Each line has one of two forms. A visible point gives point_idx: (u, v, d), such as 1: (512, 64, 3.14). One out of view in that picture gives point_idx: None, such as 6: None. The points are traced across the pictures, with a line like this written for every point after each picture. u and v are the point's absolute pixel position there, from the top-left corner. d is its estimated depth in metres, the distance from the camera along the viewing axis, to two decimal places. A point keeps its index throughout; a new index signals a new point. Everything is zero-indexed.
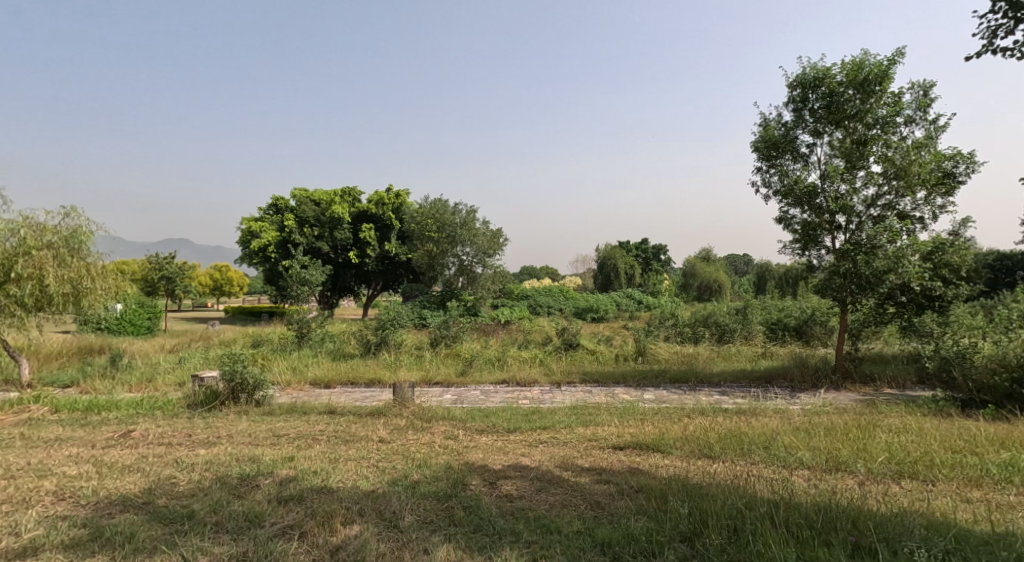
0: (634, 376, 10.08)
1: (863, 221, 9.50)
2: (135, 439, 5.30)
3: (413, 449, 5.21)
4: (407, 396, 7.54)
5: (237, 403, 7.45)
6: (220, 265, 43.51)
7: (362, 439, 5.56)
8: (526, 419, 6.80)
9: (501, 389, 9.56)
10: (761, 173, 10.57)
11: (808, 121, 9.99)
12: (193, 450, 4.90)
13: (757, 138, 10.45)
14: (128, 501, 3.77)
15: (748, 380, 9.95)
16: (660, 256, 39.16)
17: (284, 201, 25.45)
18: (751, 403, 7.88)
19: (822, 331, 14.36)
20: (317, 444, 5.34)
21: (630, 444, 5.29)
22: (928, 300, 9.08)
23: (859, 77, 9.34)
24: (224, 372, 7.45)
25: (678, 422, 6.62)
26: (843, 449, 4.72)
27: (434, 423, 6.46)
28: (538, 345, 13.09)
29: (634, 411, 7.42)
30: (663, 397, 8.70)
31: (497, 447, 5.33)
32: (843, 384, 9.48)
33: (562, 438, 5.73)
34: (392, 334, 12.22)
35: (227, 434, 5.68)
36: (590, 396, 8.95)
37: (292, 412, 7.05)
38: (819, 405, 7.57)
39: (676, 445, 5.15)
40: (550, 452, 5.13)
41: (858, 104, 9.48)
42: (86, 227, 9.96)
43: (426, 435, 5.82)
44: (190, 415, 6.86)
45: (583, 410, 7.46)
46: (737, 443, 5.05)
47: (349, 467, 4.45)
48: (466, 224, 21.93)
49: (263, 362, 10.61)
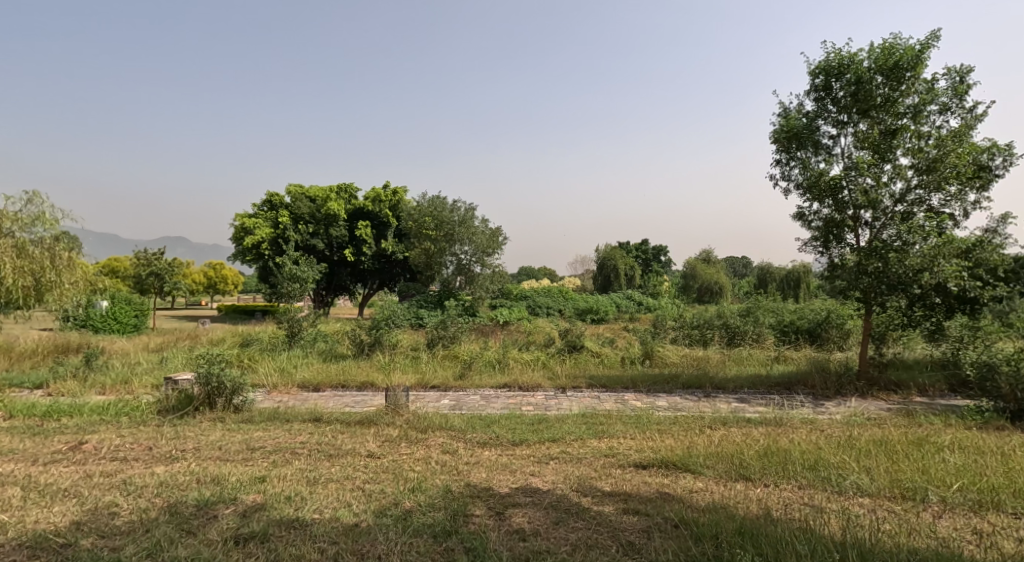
0: (644, 381, 9.42)
1: (892, 217, 8.83)
2: (84, 453, 4.62)
3: (406, 466, 4.52)
4: (401, 401, 6.85)
5: (213, 409, 6.78)
6: (214, 263, 42.76)
7: (346, 454, 4.86)
8: (532, 429, 6.13)
9: (502, 394, 8.91)
10: (780, 165, 9.92)
11: (831, 111, 9.32)
12: (148, 467, 4.22)
13: (777, 129, 9.76)
14: (49, 542, 3.11)
15: (766, 386, 9.27)
16: (660, 258, 38.59)
17: (279, 197, 24.78)
18: (776, 412, 7.23)
19: (838, 334, 13.73)
20: (295, 459, 4.66)
21: (655, 462, 4.61)
22: (960, 302, 8.41)
23: (889, 63, 8.70)
24: (199, 375, 6.77)
25: (702, 434, 5.95)
26: (904, 471, 4.06)
27: (430, 433, 5.79)
28: (541, 347, 12.42)
29: (649, 420, 6.75)
30: (677, 405, 8.04)
31: (502, 464, 4.65)
32: (868, 391, 8.84)
33: (576, 453, 5.05)
34: (386, 335, 11.53)
35: (194, 447, 4.99)
36: (598, 403, 8.30)
37: (274, 419, 6.38)
38: (851, 415, 6.90)
39: (707, 463, 4.48)
40: (563, 471, 4.46)
41: (888, 91, 8.83)
42: (50, 215, 9.36)
43: (421, 449, 5.14)
44: (161, 423, 6.18)
45: (594, 419, 6.78)
46: (780, 462, 4.38)
47: (328, 490, 3.77)
48: (466, 222, 21.24)
49: (248, 364, 9.93)
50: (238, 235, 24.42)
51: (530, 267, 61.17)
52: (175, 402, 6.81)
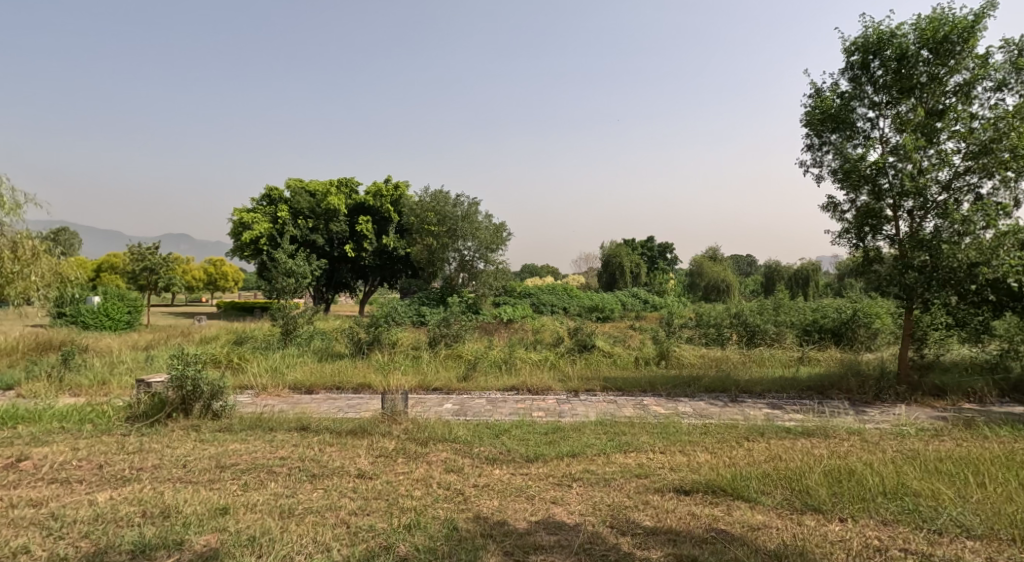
0: (663, 384, 8.67)
1: (939, 206, 8.04)
2: (20, 473, 3.95)
3: (402, 491, 3.82)
4: (398, 408, 6.10)
5: (189, 416, 6.05)
6: (213, 260, 42.16)
7: (332, 473, 4.14)
8: (547, 441, 5.37)
9: (511, 397, 8.16)
10: (811, 151, 9.17)
11: (871, 90, 8.53)
12: (90, 490, 3.55)
13: (809, 110, 8.96)
14: None
15: (797, 389, 8.48)
16: (666, 256, 37.72)
17: (277, 191, 24.05)
18: (818, 420, 6.45)
19: (865, 334, 12.93)
20: (271, 479, 3.98)
21: (698, 485, 3.88)
22: (1015, 299, 7.65)
23: (937, 35, 7.94)
24: (171, 378, 6.04)
25: (742, 448, 5.20)
26: (1002, 505, 3.38)
27: (432, 447, 5.03)
28: (549, 347, 11.66)
29: (677, 430, 5.97)
30: (703, 411, 7.30)
31: (518, 488, 3.92)
32: (910, 397, 8.05)
33: (602, 472, 4.30)
34: (386, 333, 10.83)
35: (154, 463, 4.27)
36: (617, 408, 7.55)
37: (257, 428, 5.67)
38: (901, 425, 6.14)
39: (762, 489, 3.75)
40: (590, 497, 3.74)
41: (934, 69, 8.08)
42: (11, 198, 9.12)
43: (420, 466, 4.41)
44: (129, 432, 5.48)
45: (614, 428, 6.01)
46: (850, 485, 3.67)
47: (302, 527, 3.14)
48: (468, 216, 20.49)
49: (236, 363, 9.21)
50: (235, 230, 23.65)
51: (532, 266, 60.30)
52: (146, 408, 6.06)
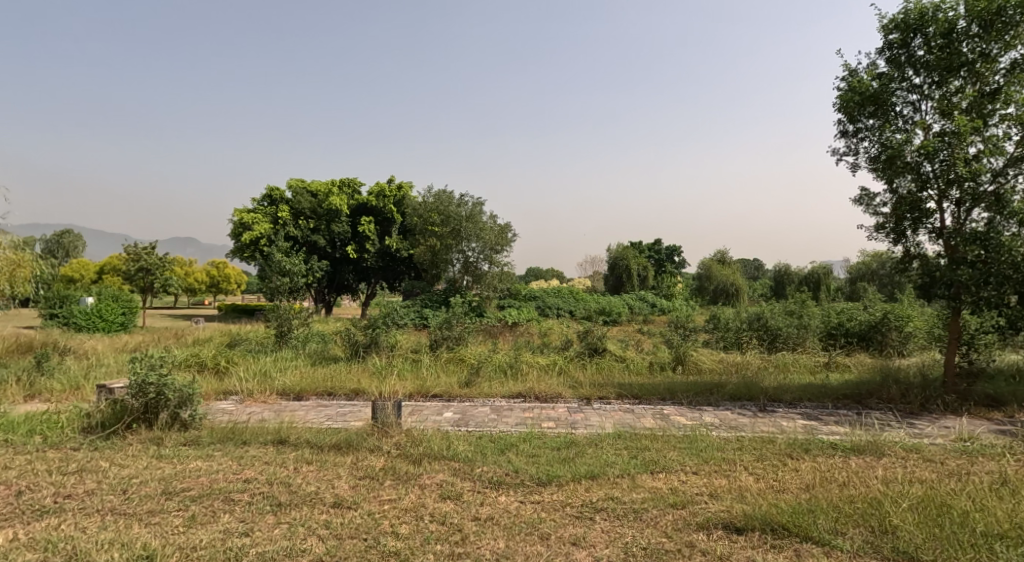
0: (684, 390, 7.88)
1: (990, 196, 7.29)
2: None
3: (387, 527, 3.18)
4: (390, 419, 5.31)
5: (153, 427, 5.33)
6: (217, 261, 41.59)
7: (302, 501, 3.46)
8: (561, 458, 4.62)
9: (517, 405, 7.43)
10: (844, 138, 8.39)
11: (911, 71, 7.77)
12: None
13: (842, 94, 8.19)
14: None
15: (833, 398, 7.68)
16: (674, 257, 36.94)
17: (279, 192, 23.47)
18: (867, 434, 5.68)
19: (896, 338, 12.14)
20: (224, 510, 3.34)
21: (752, 521, 3.23)
22: None
23: (989, 8, 7.21)
24: (131, 385, 5.31)
25: (791, 468, 4.44)
26: None
27: (425, 466, 4.28)
28: (556, 351, 10.93)
29: (709, 445, 5.20)
30: (733, 422, 6.54)
31: (533, 523, 3.27)
32: (960, 407, 7.27)
33: (631, 498, 3.59)
34: (384, 335, 10.09)
35: (86, 489, 3.61)
36: (636, 418, 6.80)
37: (228, 442, 4.93)
38: (963, 441, 5.38)
39: (835, 530, 3.15)
40: (621, 538, 3.14)
41: (983, 46, 7.35)
42: None
43: (410, 491, 3.70)
44: (82, 447, 4.77)
45: (636, 443, 5.25)
46: (950, 528, 3.13)
47: None
48: (472, 216, 19.69)
49: (221, 367, 8.52)
50: (235, 230, 22.94)
51: (535, 268, 59.57)
52: (104, 419, 5.36)
